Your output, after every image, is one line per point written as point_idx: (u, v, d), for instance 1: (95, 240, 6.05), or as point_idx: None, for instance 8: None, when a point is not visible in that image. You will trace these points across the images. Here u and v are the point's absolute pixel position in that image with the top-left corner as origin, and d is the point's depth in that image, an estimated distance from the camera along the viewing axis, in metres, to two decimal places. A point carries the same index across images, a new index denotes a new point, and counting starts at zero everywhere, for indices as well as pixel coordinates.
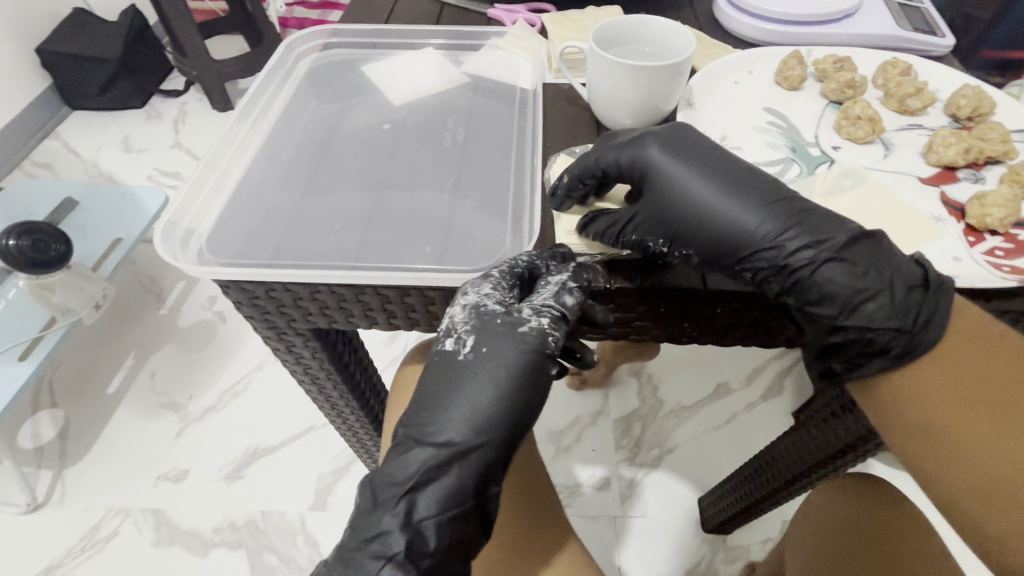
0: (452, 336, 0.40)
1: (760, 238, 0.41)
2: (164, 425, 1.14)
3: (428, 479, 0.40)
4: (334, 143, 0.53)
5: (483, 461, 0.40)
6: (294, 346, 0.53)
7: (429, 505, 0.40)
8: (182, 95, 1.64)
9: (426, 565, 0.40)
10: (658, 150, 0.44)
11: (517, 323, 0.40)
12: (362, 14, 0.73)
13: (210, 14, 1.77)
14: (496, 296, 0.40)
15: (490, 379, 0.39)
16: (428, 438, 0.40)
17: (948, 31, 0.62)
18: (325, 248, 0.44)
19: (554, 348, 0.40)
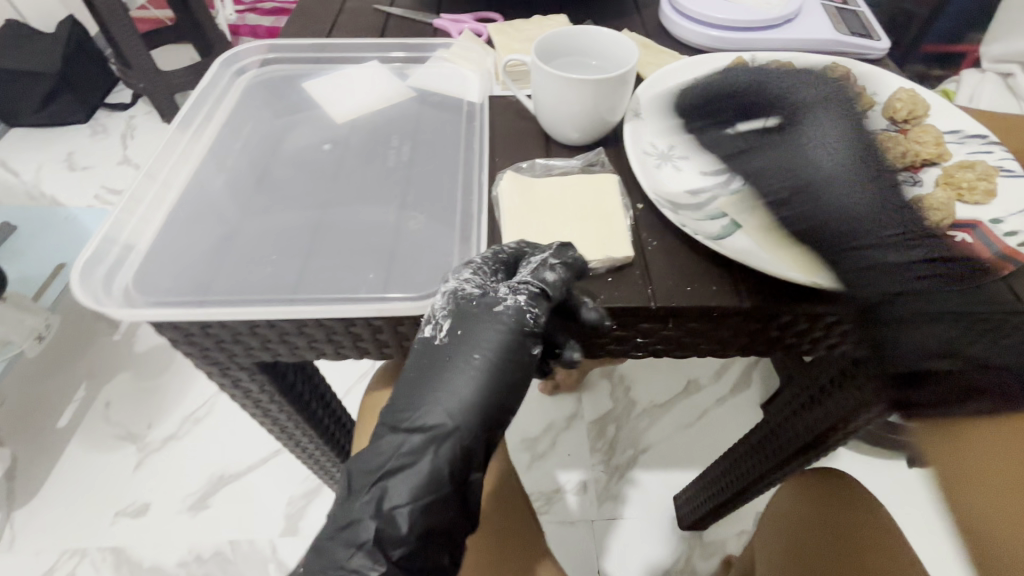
0: (430, 323, 0.39)
1: (864, 220, 0.40)
2: (122, 458, 1.08)
3: (403, 467, 0.37)
4: (273, 166, 0.51)
5: (460, 447, 0.37)
6: (240, 380, 0.50)
7: (404, 492, 0.37)
8: (129, 108, 1.57)
9: (398, 555, 0.37)
10: (830, 129, 0.44)
11: (492, 302, 0.38)
12: (305, 28, 0.71)
13: (157, 23, 1.68)
14: (475, 280, 0.40)
15: (468, 363, 0.38)
16: (405, 424, 0.38)
17: (883, 34, 0.63)
18: (262, 281, 0.42)
19: (532, 326, 0.38)
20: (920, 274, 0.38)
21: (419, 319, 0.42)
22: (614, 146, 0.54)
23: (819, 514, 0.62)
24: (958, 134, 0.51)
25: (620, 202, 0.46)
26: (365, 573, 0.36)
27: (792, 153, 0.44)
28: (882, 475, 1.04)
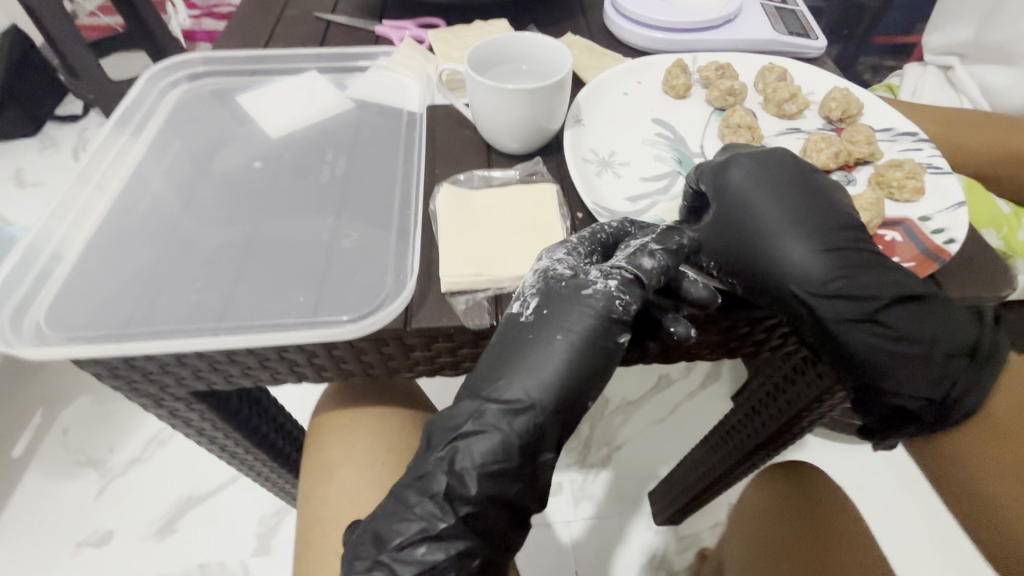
0: (518, 300, 0.40)
1: (816, 285, 0.40)
2: (82, 485, 1.04)
3: (478, 434, 0.39)
4: (200, 188, 0.49)
5: (534, 424, 0.38)
6: (178, 411, 0.49)
7: (478, 455, 0.38)
8: (81, 119, 1.50)
9: (466, 511, 0.38)
10: (751, 180, 0.43)
11: (583, 287, 0.39)
12: (240, 38, 0.69)
13: (108, 30, 1.59)
14: (568, 262, 0.41)
15: (555, 344, 0.39)
16: (488, 395, 0.39)
17: (820, 33, 0.64)
18: (186, 310, 0.40)
19: (620, 312, 0.39)
20: (883, 319, 0.40)
21: (354, 342, 0.41)
22: (556, 153, 0.53)
23: (786, 509, 0.63)
24: (890, 132, 0.52)
25: (559, 211, 0.46)
26: (429, 523, 0.38)
27: (726, 216, 0.44)
28: (846, 460, 1.06)
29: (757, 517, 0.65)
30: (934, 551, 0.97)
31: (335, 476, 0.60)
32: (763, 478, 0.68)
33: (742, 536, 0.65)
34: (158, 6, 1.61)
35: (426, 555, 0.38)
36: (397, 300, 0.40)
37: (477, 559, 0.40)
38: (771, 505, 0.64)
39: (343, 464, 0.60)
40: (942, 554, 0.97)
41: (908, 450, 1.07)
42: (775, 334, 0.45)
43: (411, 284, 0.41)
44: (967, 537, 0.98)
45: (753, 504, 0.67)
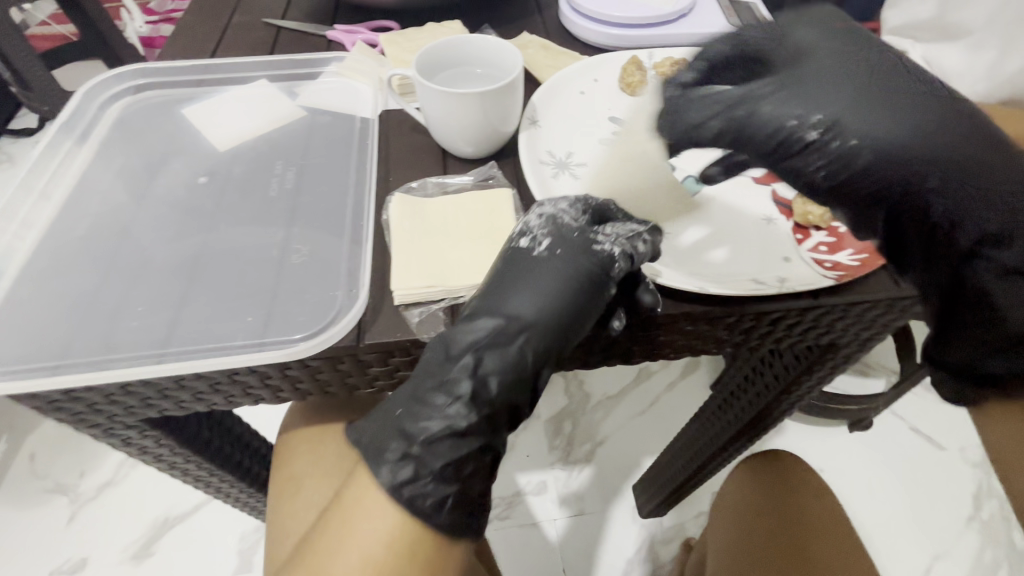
0: (527, 235, 0.40)
1: (926, 152, 0.31)
2: (53, 513, 1.00)
3: (487, 353, 0.37)
4: (143, 208, 0.47)
5: (541, 354, 0.38)
6: (131, 439, 0.47)
7: (491, 367, 0.37)
8: (37, 133, 1.44)
9: (485, 414, 0.37)
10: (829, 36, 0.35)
11: (594, 239, 0.40)
12: (186, 47, 0.66)
13: (61, 39, 1.52)
14: (571, 215, 0.41)
15: (560, 281, 0.38)
16: (498, 317, 0.38)
17: (773, 25, 0.64)
18: (125, 337, 0.38)
19: (617, 275, 0.39)
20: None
21: (307, 362, 0.39)
22: (512, 156, 0.52)
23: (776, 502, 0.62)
24: None
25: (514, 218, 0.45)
26: (453, 421, 0.36)
27: (799, 72, 0.34)
28: (823, 443, 1.08)
29: (746, 508, 0.64)
30: (909, 527, 0.99)
31: (303, 490, 0.59)
32: (747, 469, 0.67)
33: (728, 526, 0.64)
34: (112, 13, 1.55)
35: (448, 450, 0.37)
36: (348, 316, 0.39)
37: (490, 455, 0.39)
38: (759, 496, 0.64)
39: (312, 477, 0.59)
40: (917, 528, 0.99)
41: (882, 429, 1.09)
42: (735, 332, 0.45)
43: (362, 301, 0.40)
44: (941, 512, 1.01)
45: (738, 494, 0.65)
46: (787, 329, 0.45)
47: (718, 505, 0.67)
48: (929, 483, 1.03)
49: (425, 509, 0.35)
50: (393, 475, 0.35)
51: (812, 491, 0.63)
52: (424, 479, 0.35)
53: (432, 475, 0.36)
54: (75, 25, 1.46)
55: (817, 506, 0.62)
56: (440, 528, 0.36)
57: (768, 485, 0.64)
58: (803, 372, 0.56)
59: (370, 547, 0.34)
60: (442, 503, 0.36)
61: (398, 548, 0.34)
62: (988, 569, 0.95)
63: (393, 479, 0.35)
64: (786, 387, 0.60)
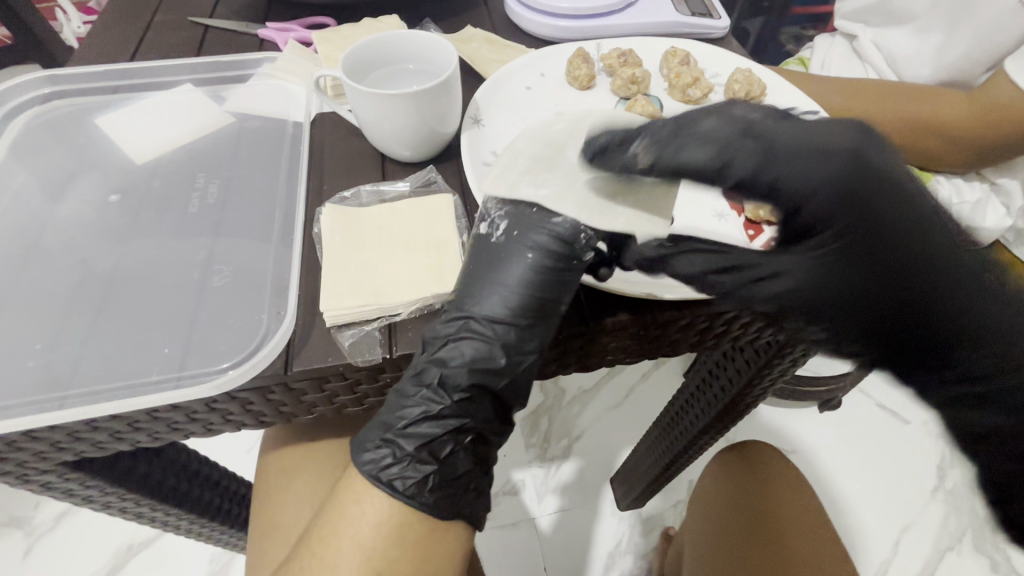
0: (485, 221, 0.40)
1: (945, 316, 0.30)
2: (5, 548, 0.94)
3: (455, 341, 0.37)
4: (50, 231, 0.43)
5: (512, 332, 0.38)
6: (53, 482, 0.43)
7: (464, 353, 0.37)
8: None
9: (459, 398, 0.38)
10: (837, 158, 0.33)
11: (552, 213, 0.38)
12: (102, 51, 0.61)
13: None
14: (505, 208, 0.40)
15: (522, 260, 0.38)
16: (465, 310, 0.38)
17: (722, 12, 0.63)
18: (25, 380, 0.35)
19: (584, 242, 0.38)
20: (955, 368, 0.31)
21: (235, 394, 0.36)
22: (455, 157, 0.50)
23: (742, 494, 0.61)
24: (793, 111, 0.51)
25: (455, 225, 0.43)
26: (428, 405, 0.37)
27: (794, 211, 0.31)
28: (794, 425, 1.09)
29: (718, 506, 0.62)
30: (881, 501, 1.01)
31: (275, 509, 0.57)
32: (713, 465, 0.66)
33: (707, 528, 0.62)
34: (47, 14, 1.45)
35: (425, 431, 0.37)
36: (274, 340, 0.36)
37: (470, 436, 0.39)
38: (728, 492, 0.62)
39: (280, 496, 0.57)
40: (886, 502, 1.01)
41: (850, 407, 1.11)
42: (692, 332, 0.43)
43: (288, 324, 0.37)
44: (907, 484, 1.03)
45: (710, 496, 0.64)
46: (743, 327, 0.44)
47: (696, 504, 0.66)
48: (896, 457, 1.05)
49: (405, 492, 0.36)
50: (375, 463, 0.36)
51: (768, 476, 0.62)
52: (400, 463, 0.36)
53: (408, 458, 0.36)
54: (4, 28, 1.36)
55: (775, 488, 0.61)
56: (425, 508, 0.36)
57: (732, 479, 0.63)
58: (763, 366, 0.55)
59: (363, 531, 0.35)
60: (422, 484, 0.36)
61: (389, 527, 0.35)
62: (954, 536, 0.98)
63: (372, 467, 0.36)
64: (750, 380, 0.59)
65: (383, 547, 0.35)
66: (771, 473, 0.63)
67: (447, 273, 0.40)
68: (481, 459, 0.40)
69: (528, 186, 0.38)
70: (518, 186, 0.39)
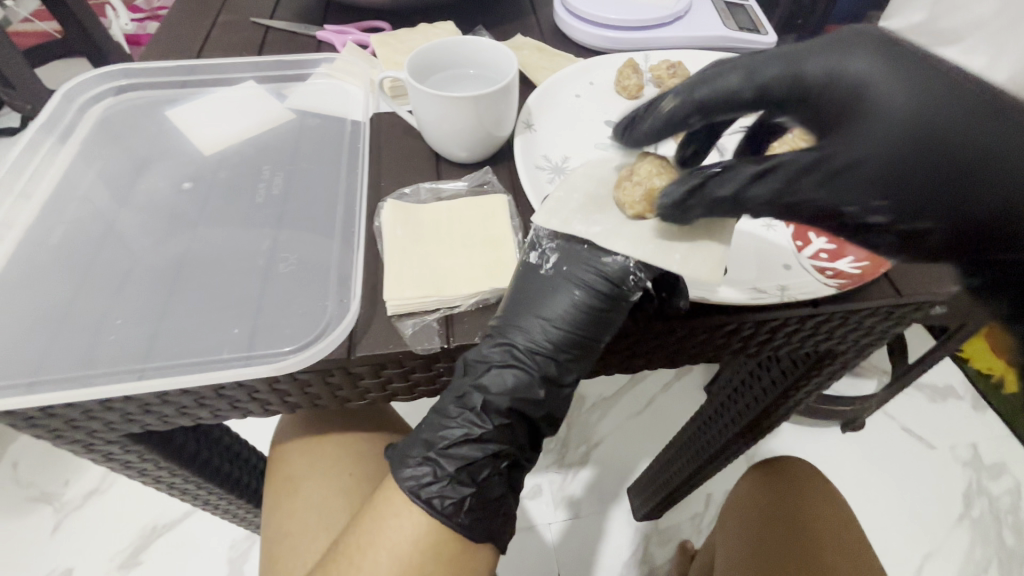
0: (535, 250, 0.40)
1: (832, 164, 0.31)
2: (37, 523, 0.97)
3: (498, 368, 0.38)
4: (126, 215, 0.46)
5: (552, 364, 0.39)
6: (114, 453, 0.45)
7: (502, 385, 0.38)
8: (18, 133, 1.36)
9: (500, 424, 0.38)
10: (870, 52, 0.27)
11: (604, 252, 0.38)
12: (170, 47, 0.64)
13: (43, 36, 1.46)
14: (555, 242, 0.40)
15: (568, 295, 0.38)
16: (508, 338, 0.38)
17: (769, 27, 0.64)
18: (105, 352, 0.37)
19: (634, 284, 0.38)
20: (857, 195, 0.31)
21: (297, 375, 0.38)
22: (506, 161, 0.51)
23: (768, 507, 0.60)
24: None
25: (510, 225, 0.44)
26: (470, 429, 0.38)
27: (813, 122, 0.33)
28: (818, 444, 1.08)
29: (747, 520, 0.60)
30: (905, 527, 0.99)
31: (298, 494, 0.57)
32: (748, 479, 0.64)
33: (740, 548, 0.58)
34: (98, 10, 1.50)
35: (464, 453, 0.38)
36: (337, 327, 0.38)
37: (505, 463, 0.39)
38: (757, 508, 0.60)
39: (310, 480, 0.58)
40: (910, 528, 0.99)
41: (876, 430, 1.10)
42: (735, 339, 0.44)
43: (352, 313, 0.38)
44: (933, 511, 1.01)
45: (743, 513, 0.61)
46: (786, 337, 0.45)
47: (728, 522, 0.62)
48: (921, 481, 1.04)
49: (443, 510, 0.37)
50: (417, 477, 0.37)
51: (784, 486, 0.61)
52: (440, 482, 0.37)
53: (448, 479, 0.37)
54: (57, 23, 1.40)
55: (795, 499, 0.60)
56: (460, 528, 0.37)
57: (758, 495, 0.61)
58: (800, 378, 0.55)
59: (400, 544, 0.36)
60: (459, 504, 0.37)
61: (425, 545, 0.36)
62: (980, 567, 0.96)
63: (413, 482, 0.37)
64: (787, 394, 0.59)
65: (417, 561, 0.36)
66: (809, 484, 0.61)
67: (505, 273, 0.41)
68: (511, 484, 0.41)
69: (579, 224, 0.38)
70: (579, 217, 0.38)
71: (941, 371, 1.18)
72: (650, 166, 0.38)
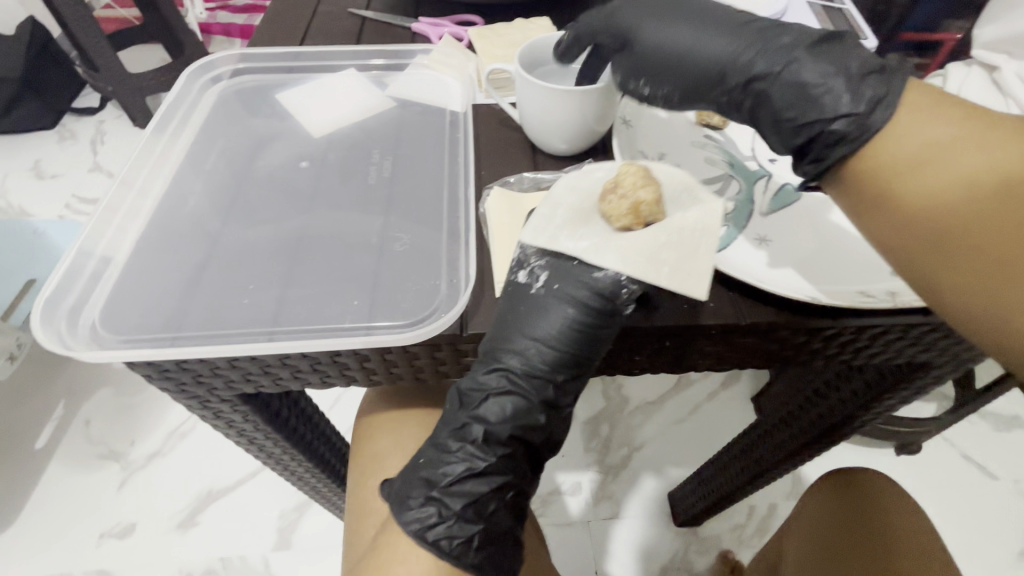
0: (524, 269, 0.41)
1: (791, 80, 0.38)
2: (105, 477, 1.04)
3: (494, 398, 0.40)
4: (247, 189, 0.49)
5: (550, 388, 0.41)
6: (222, 412, 0.48)
7: (497, 413, 0.40)
8: (99, 112, 1.44)
9: (502, 452, 0.41)
10: (714, 35, 0.41)
11: (595, 267, 0.40)
12: (276, 34, 0.67)
13: (123, 22, 1.52)
14: (541, 262, 0.41)
15: (560, 315, 0.40)
16: (504, 364, 0.40)
17: (869, 33, 0.63)
18: (239, 313, 0.40)
19: (627, 299, 0.39)
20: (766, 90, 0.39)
21: (409, 348, 0.40)
22: (599, 156, 0.52)
23: (838, 513, 0.59)
24: None
25: None
26: (472, 463, 0.40)
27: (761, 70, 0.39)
28: (871, 465, 1.05)
29: (818, 528, 0.60)
30: (962, 559, 0.95)
31: (383, 469, 0.60)
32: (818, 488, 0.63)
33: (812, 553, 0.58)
34: None
35: (471, 489, 0.40)
36: (450, 306, 0.40)
37: (511, 493, 0.42)
38: (828, 515, 0.60)
39: (389, 455, 0.60)
40: (969, 561, 0.95)
41: (932, 456, 1.06)
42: (831, 345, 0.43)
43: (465, 294, 0.40)
44: (991, 544, 0.97)
45: (814, 520, 0.61)
46: (882, 346, 0.43)
47: (800, 529, 0.62)
48: (981, 513, 1.00)
49: (451, 552, 0.39)
50: (422, 520, 0.40)
51: (855, 492, 0.60)
52: (446, 522, 0.40)
53: (453, 517, 0.40)
54: (139, 9, 1.47)
55: (867, 504, 0.58)
56: (470, 567, 0.39)
57: (828, 501, 0.61)
58: (882, 392, 0.53)
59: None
60: (467, 543, 0.40)
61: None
62: None
63: (417, 526, 0.40)
64: (863, 407, 0.57)
65: None
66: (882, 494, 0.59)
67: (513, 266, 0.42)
68: (519, 515, 0.43)
69: (568, 239, 0.40)
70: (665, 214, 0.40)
71: (1007, 401, 1.13)
72: (633, 176, 0.40)
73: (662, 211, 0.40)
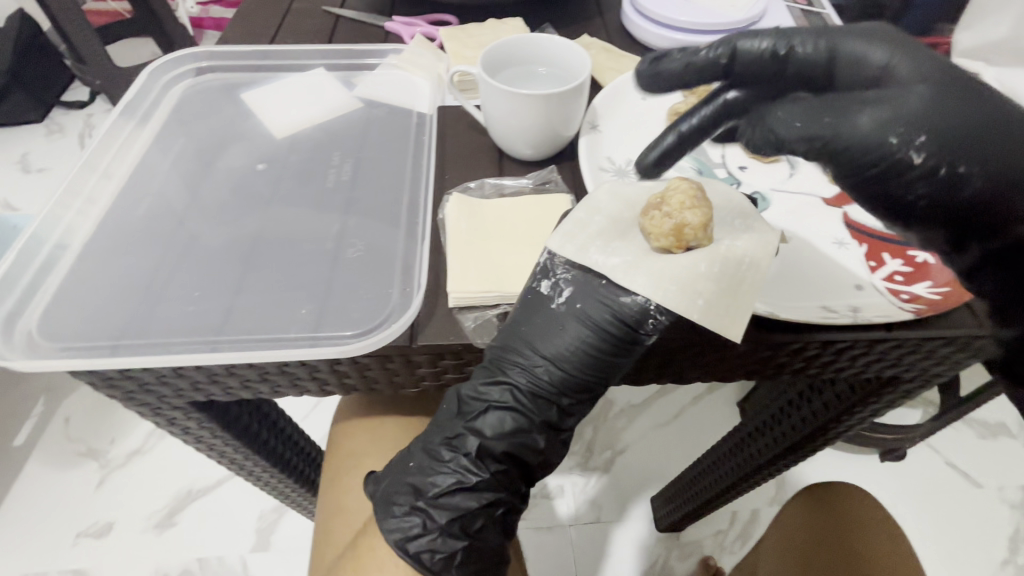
0: (548, 279, 0.39)
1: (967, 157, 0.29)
2: (83, 477, 1.02)
3: (495, 410, 0.39)
4: (203, 190, 0.48)
5: (553, 408, 0.40)
6: (177, 419, 0.47)
7: (496, 428, 0.39)
8: (86, 106, 1.41)
9: (495, 468, 0.39)
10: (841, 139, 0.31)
11: (622, 290, 0.37)
12: (246, 31, 0.66)
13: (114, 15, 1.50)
14: (567, 275, 0.39)
15: (576, 335, 0.38)
16: (508, 377, 0.38)
17: None
18: (183, 321, 0.39)
19: (649, 330, 0.37)
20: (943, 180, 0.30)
21: (358, 358, 0.39)
22: (567, 161, 0.51)
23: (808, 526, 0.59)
24: None
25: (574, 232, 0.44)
26: (463, 476, 0.39)
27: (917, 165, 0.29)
28: (854, 472, 1.04)
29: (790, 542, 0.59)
30: (942, 567, 0.94)
31: (346, 476, 0.58)
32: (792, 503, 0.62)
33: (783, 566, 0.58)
34: None
35: (459, 504, 0.39)
36: (402, 315, 0.39)
37: (501, 510, 0.41)
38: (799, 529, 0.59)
39: (354, 462, 0.59)
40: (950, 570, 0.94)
41: (916, 463, 1.05)
42: (797, 358, 0.42)
43: (417, 303, 0.39)
44: (971, 552, 0.96)
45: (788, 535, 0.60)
46: (850, 360, 0.42)
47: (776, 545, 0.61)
48: (962, 520, 0.99)
49: (430, 565, 0.38)
50: (404, 530, 0.39)
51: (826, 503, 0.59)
52: (430, 535, 0.38)
53: (438, 531, 0.38)
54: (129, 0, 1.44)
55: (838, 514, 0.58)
56: None
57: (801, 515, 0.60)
58: (855, 404, 0.52)
59: None
60: (449, 559, 0.39)
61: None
62: None
63: (400, 534, 0.39)
64: (837, 418, 0.56)
65: None
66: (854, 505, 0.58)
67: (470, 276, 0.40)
68: (507, 530, 0.42)
69: (597, 252, 0.38)
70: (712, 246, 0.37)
71: (993, 408, 1.12)
72: (682, 194, 0.37)
73: (710, 236, 0.38)
